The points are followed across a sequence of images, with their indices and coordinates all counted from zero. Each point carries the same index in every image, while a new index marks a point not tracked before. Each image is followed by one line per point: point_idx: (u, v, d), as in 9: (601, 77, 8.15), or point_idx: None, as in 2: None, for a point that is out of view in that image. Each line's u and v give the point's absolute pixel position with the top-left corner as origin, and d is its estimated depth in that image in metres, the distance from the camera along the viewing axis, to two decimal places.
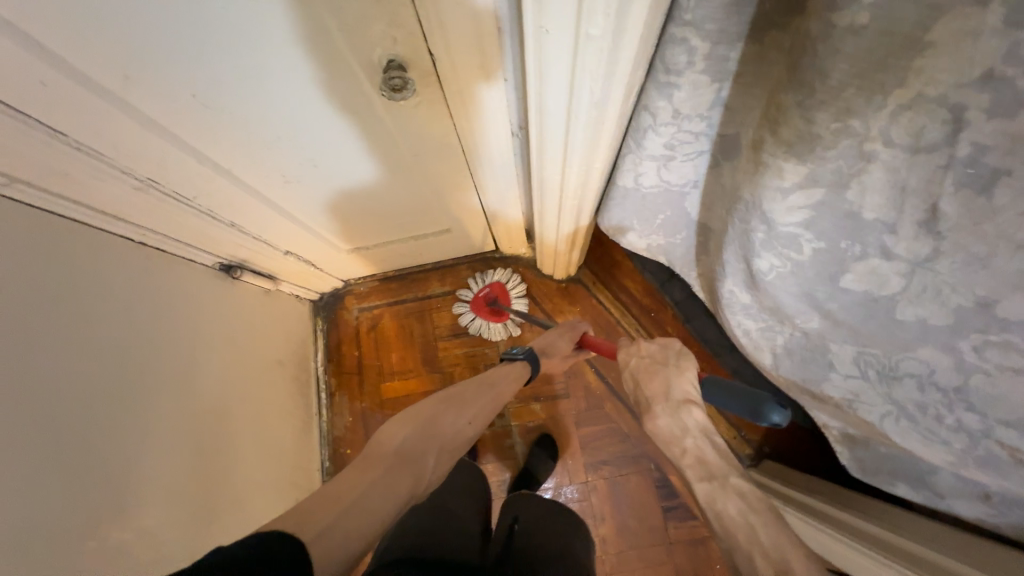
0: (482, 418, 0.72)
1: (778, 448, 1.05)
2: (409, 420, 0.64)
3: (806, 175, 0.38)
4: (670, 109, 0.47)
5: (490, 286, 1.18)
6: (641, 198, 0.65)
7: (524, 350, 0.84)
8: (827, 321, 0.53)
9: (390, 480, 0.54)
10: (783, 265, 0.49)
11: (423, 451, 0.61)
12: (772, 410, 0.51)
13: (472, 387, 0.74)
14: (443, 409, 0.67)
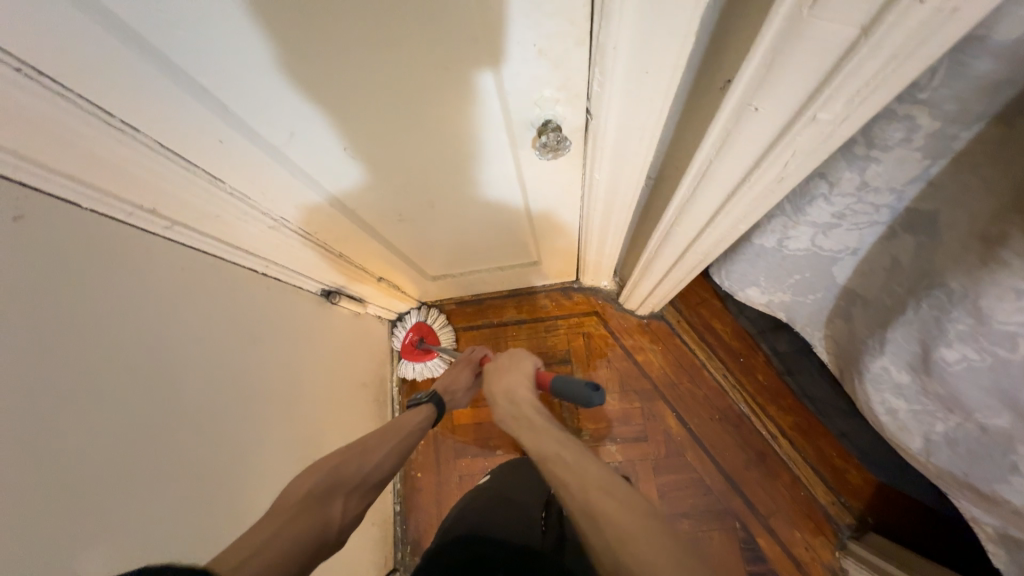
0: (393, 460, 0.71)
1: (885, 520, 0.95)
2: (314, 468, 0.62)
3: None
4: (857, 181, 0.43)
5: (412, 330, 1.16)
6: (779, 257, 0.60)
7: (427, 393, 0.85)
8: (1023, 423, 0.46)
9: (294, 526, 0.52)
10: (978, 361, 0.43)
11: (329, 495, 0.59)
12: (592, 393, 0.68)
13: (382, 432, 0.73)
14: (348, 452, 0.66)
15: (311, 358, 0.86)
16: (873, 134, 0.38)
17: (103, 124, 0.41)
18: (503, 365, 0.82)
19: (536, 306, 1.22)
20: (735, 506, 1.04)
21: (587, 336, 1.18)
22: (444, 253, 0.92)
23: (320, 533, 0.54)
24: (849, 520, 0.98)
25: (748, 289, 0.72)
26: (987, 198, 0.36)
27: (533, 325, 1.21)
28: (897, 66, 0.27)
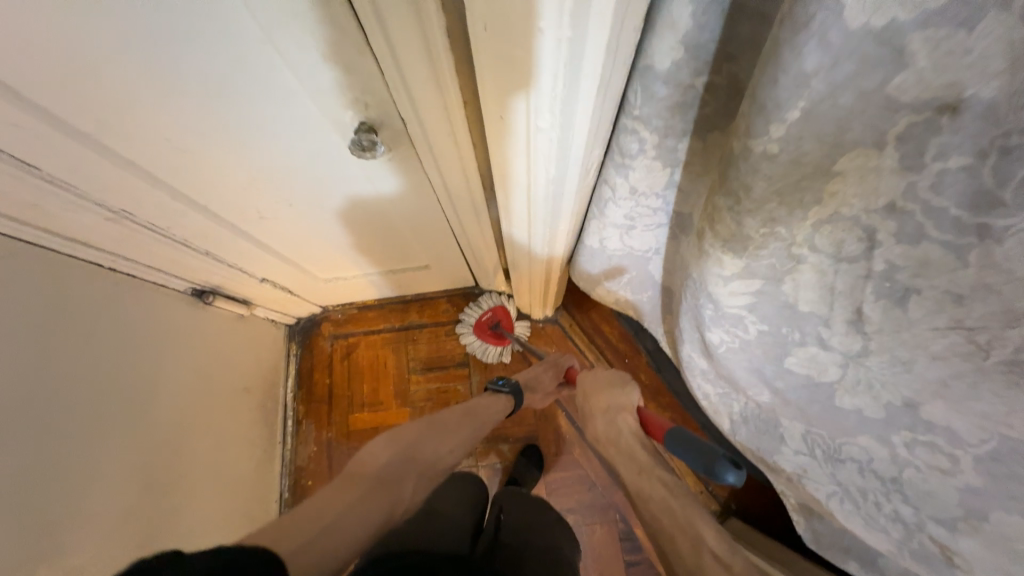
0: (463, 446, 0.76)
1: (744, 503, 1.03)
2: (396, 440, 0.68)
3: (744, 268, 0.40)
4: (628, 186, 0.49)
5: (493, 310, 1.18)
6: (608, 258, 0.67)
7: (510, 383, 0.86)
8: (777, 398, 0.54)
9: (371, 499, 0.58)
10: (733, 341, 0.50)
11: (404, 475, 0.65)
12: (726, 469, 0.52)
13: (458, 415, 0.78)
14: (426, 433, 0.71)
15: (180, 358, 0.83)
16: (621, 145, 0.44)
17: None
18: (603, 380, 0.78)
19: (438, 310, 1.25)
20: (618, 501, 1.09)
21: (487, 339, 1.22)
22: (326, 251, 0.92)
23: (388, 513, 0.59)
24: (715, 506, 1.07)
25: (599, 289, 0.78)
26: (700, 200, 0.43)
27: (435, 329, 1.23)
28: (573, 86, 0.34)
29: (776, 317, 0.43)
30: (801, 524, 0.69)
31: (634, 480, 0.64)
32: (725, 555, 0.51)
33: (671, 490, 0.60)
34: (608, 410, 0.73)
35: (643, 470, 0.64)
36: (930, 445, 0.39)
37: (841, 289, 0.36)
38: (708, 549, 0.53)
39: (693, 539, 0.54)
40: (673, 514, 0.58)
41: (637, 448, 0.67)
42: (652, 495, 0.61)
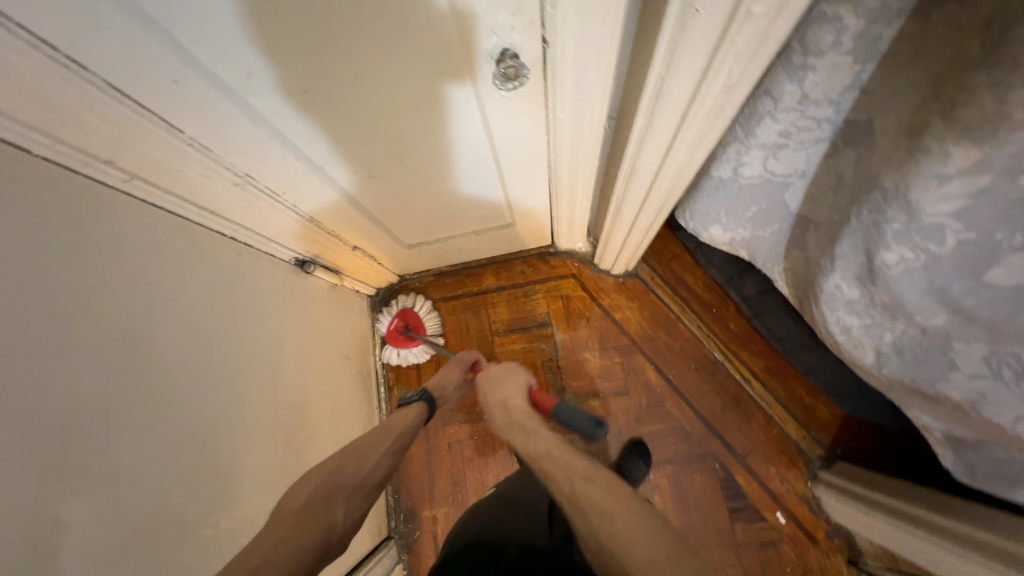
0: (388, 459, 0.73)
1: (850, 449, 1.02)
2: (309, 478, 0.65)
3: (976, 162, 0.35)
4: (798, 94, 0.47)
5: (397, 317, 1.17)
6: (737, 189, 0.63)
7: (419, 392, 0.87)
8: (956, 318, 0.50)
9: (296, 531, 0.56)
10: (915, 257, 0.47)
11: (329, 502, 0.62)
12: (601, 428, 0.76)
13: (385, 435, 0.75)
14: (342, 457, 0.69)
15: (290, 327, 0.85)
16: (808, 40, 0.43)
17: (77, 76, 0.42)
18: (498, 376, 0.87)
19: (513, 272, 1.24)
20: (715, 449, 1.08)
21: (565, 299, 1.21)
22: (416, 215, 0.92)
23: (322, 541, 0.57)
24: (819, 452, 1.04)
25: (711, 229, 0.75)
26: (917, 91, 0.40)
27: (512, 291, 1.23)
28: None
29: (991, 222, 0.39)
30: (949, 458, 0.67)
31: (524, 441, 0.71)
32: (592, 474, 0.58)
33: (552, 441, 0.68)
34: (502, 397, 0.82)
35: (527, 431, 0.73)
36: None
37: None
38: (577, 473, 0.58)
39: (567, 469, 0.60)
40: (553, 456, 0.64)
41: (525, 416, 0.77)
42: (537, 444, 0.69)
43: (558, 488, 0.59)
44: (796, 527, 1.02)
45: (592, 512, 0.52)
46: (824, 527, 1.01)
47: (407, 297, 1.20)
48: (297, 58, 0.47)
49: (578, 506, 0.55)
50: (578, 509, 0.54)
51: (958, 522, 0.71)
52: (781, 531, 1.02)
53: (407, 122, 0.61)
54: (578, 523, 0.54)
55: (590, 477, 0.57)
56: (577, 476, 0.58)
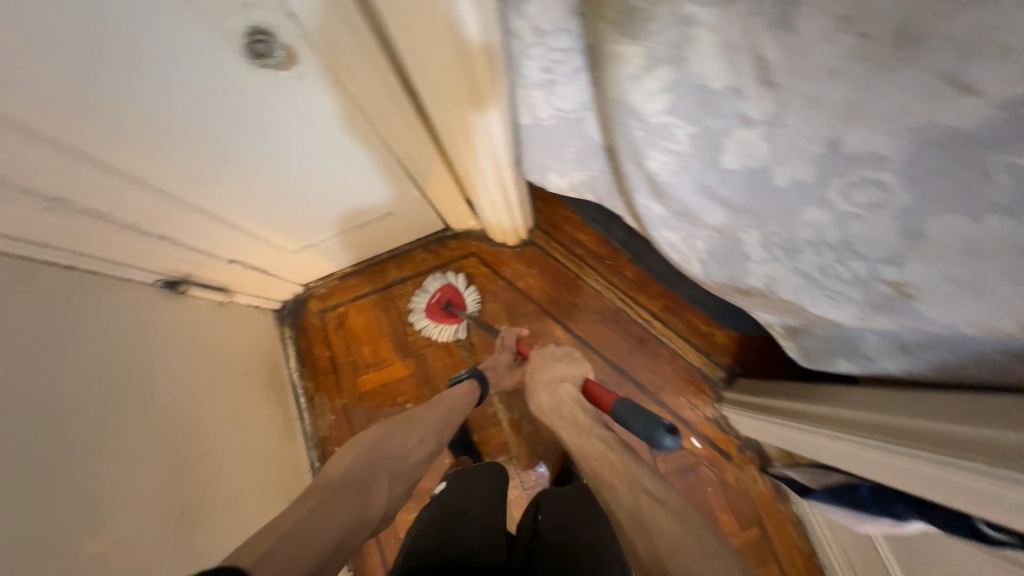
0: (431, 437, 0.77)
1: (748, 364, 1.08)
2: (356, 446, 0.70)
3: (647, 56, 0.42)
4: (531, 28, 0.50)
5: (440, 290, 1.19)
6: (544, 131, 0.67)
7: (472, 370, 0.94)
8: (727, 210, 0.54)
9: (343, 497, 0.59)
10: (669, 162, 0.51)
11: (373, 475, 0.66)
12: (665, 436, 0.67)
13: (433, 413, 0.81)
14: (394, 431, 0.74)
15: (179, 350, 0.86)
16: None
17: None
18: (547, 355, 0.87)
19: (416, 261, 1.25)
20: (628, 391, 1.13)
21: (469, 277, 1.23)
22: (282, 215, 0.92)
23: (362, 511, 0.59)
24: (721, 374, 1.10)
25: (550, 176, 0.78)
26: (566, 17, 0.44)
27: (417, 280, 1.24)
28: None
29: (695, 111, 0.44)
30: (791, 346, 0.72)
31: (575, 436, 0.72)
32: (662, 495, 0.58)
33: (608, 442, 0.68)
34: (552, 379, 0.82)
35: (581, 430, 0.72)
36: (862, 183, 0.39)
37: (736, 42, 0.36)
38: (645, 488, 0.59)
39: (631, 481, 0.60)
40: (612, 463, 0.64)
41: (576, 409, 0.75)
42: (590, 448, 0.68)
43: (616, 499, 0.59)
44: (711, 448, 1.08)
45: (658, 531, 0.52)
46: (735, 443, 1.08)
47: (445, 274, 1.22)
48: (74, 66, 0.49)
49: (635, 518, 0.55)
50: (638, 525, 0.54)
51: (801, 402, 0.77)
52: (699, 455, 1.08)
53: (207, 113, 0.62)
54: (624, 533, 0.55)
55: (658, 496, 0.57)
56: (646, 492, 0.58)
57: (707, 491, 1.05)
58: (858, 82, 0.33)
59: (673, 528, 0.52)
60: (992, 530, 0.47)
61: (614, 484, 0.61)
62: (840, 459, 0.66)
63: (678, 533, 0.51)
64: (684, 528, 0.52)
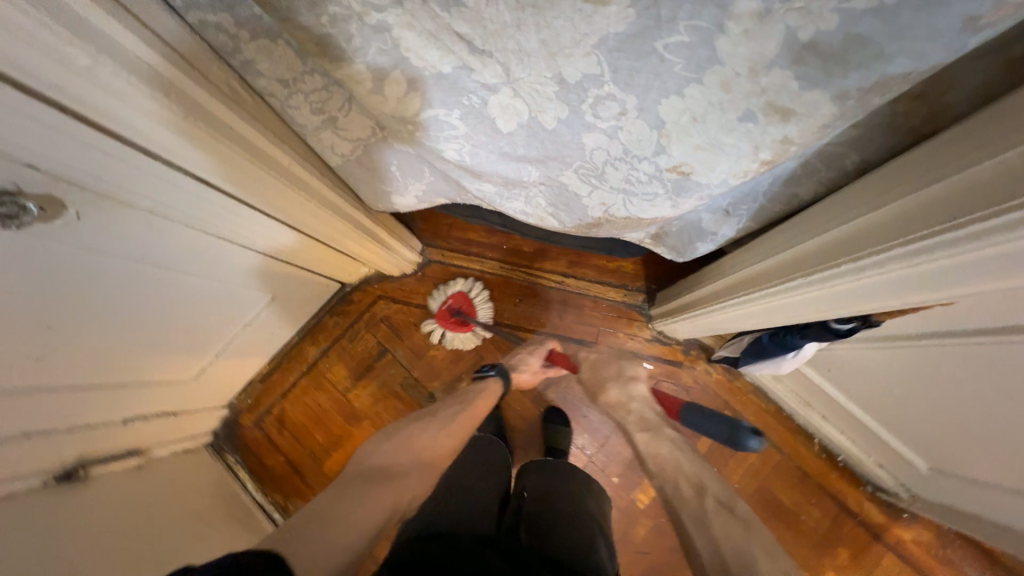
0: (456, 428, 0.79)
1: (659, 279, 1.16)
2: (389, 440, 0.73)
3: (372, 67, 0.44)
4: (277, 82, 0.53)
5: (454, 297, 1.18)
6: (359, 164, 0.68)
7: (495, 368, 0.92)
8: (537, 165, 0.58)
9: (373, 491, 0.63)
10: (463, 145, 0.54)
11: (405, 467, 0.69)
12: (751, 439, 0.71)
13: (455, 407, 0.81)
14: (416, 429, 0.75)
15: (109, 528, 0.78)
16: (220, 46, 0.49)
17: None
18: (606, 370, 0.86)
19: (328, 329, 1.22)
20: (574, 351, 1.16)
21: (386, 320, 1.21)
22: (164, 357, 0.85)
23: (385, 504, 0.62)
24: (642, 297, 1.17)
25: (394, 200, 0.78)
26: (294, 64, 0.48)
27: (337, 347, 1.21)
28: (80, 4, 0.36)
29: (447, 96, 0.47)
30: (663, 250, 0.77)
31: (643, 434, 0.76)
32: (726, 500, 0.66)
33: (679, 448, 0.73)
34: (623, 377, 0.85)
35: (652, 428, 0.76)
36: (604, 99, 0.43)
37: (430, 28, 0.39)
38: (710, 494, 0.67)
39: (694, 484, 0.68)
40: (679, 465, 0.71)
41: (643, 407, 0.80)
42: (664, 452, 0.73)
43: (682, 501, 0.67)
44: (663, 363, 1.13)
45: (719, 534, 0.61)
46: (680, 349, 1.13)
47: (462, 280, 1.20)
48: None
49: (701, 522, 0.63)
50: (701, 526, 0.62)
51: (699, 291, 0.83)
52: (655, 375, 1.13)
53: (24, 299, 0.54)
54: (686, 528, 0.64)
55: (724, 503, 0.65)
56: (711, 498, 0.66)
57: None
58: (537, 23, 0.37)
59: (738, 536, 0.60)
60: (841, 325, 0.57)
61: (678, 486, 0.68)
62: (737, 324, 0.73)
63: (738, 537, 0.60)
64: (749, 536, 0.60)
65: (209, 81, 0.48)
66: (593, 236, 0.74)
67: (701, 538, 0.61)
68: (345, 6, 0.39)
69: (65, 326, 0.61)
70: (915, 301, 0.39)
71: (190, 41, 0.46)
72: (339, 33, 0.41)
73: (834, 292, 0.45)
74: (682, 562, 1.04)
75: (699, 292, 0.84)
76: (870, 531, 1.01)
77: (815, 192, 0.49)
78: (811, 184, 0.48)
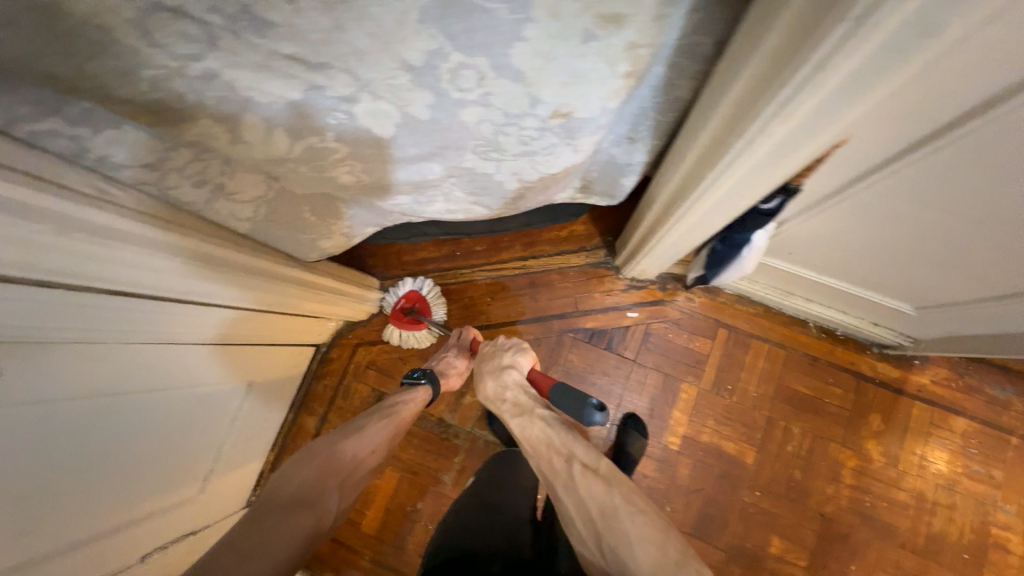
0: (384, 445, 0.76)
1: (613, 229, 1.16)
2: (307, 456, 0.67)
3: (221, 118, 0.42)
4: (142, 168, 0.51)
5: (406, 297, 1.15)
6: (269, 221, 0.66)
7: (425, 373, 0.89)
8: (434, 158, 0.57)
9: (290, 521, 0.59)
10: (354, 164, 0.53)
11: (321, 489, 0.65)
12: (594, 413, 0.68)
13: (388, 422, 0.77)
14: (342, 445, 0.71)
15: None
16: (63, 152, 0.48)
17: None
18: (491, 350, 0.81)
19: (319, 394, 1.19)
20: (558, 327, 1.16)
21: (371, 364, 1.20)
22: (157, 481, 0.82)
23: (305, 530, 0.59)
24: (604, 252, 1.17)
25: (322, 244, 0.76)
26: (112, 127, 0.46)
27: (333, 407, 1.18)
28: None
29: (313, 122, 0.46)
30: (595, 197, 0.77)
31: (517, 419, 0.70)
32: (593, 461, 0.62)
33: (550, 423, 0.67)
34: (501, 367, 0.77)
35: (524, 411, 0.70)
36: (463, 64, 0.43)
37: (257, 59, 0.38)
38: (577, 459, 0.63)
39: (564, 454, 0.64)
40: (550, 441, 0.66)
41: (519, 393, 0.73)
42: (535, 432, 0.68)
43: (555, 475, 0.64)
44: (645, 307, 1.14)
45: (586, 494, 0.60)
46: (657, 287, 1.14)
47: (412, 279, 1.17)
48: None
49: (569, 486, 0.62)
50: (573, 492, 0.61)
51: (644, 226, 0.84)
52: (642, 320, 1.13)
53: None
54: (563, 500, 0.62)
55: (590, 464, 0.62)
56: (578, 461, 0.62)
57: (670, 338, 1.11)
58: (355, 17, 0.36)
59: (598, 490, 0.60)
60: (771, 204, 0.58)
61: (550, 460, 0.65)
62: (688, 242, 0.74)
63: (601, 490, 0.60)
64: (609, 487, 0.60)
65: (73, 190, 0.47)
66: (523, 208, 0.75)
67: (573, 504, 0.60)
68: (160, 66, 0.37)
69: (41, 491, 0.58)
70: (809, 154, 0.40)
71: (35, 156, 0.45)
72: (167, 95, 0.40)
73: (746, 171, 0.45)
74: (735, 486, 1.02)
75: (645, 226, 0.84)
76: (893, 388, 1.02)
77: (693, 88, 0.49)
78: (686, 82, 0.48)
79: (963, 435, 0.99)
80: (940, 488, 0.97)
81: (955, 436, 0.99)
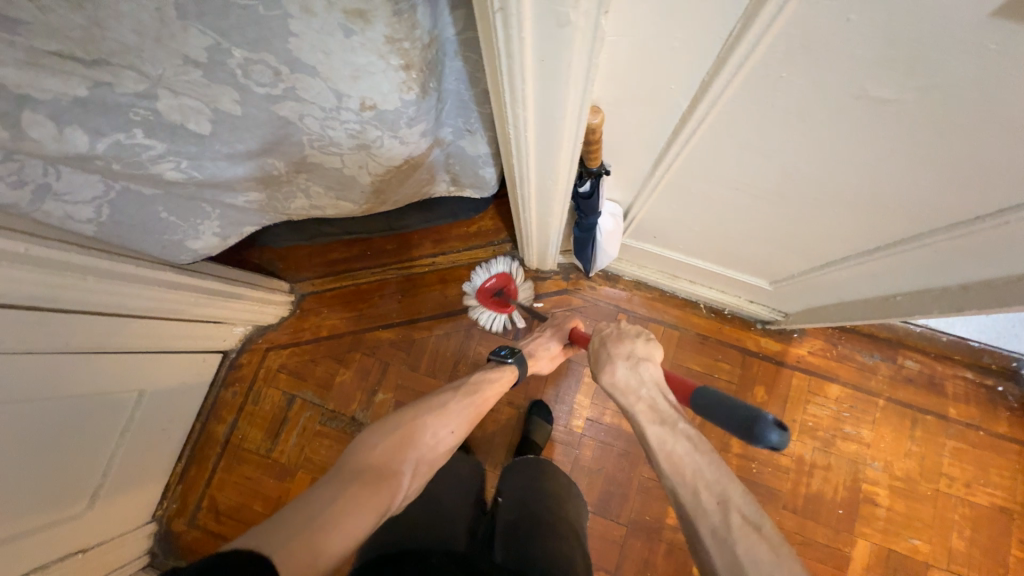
0: (463, 424, 0.71)
1: None
2: (388, 429, 0.63)
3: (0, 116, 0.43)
4: None
5: (496, 278, 1.14)
6: (119, 223, 0.65)
7: (514, 353, 0.83)
8: (269, 154, 0.59)
9: (373, 489, 0.54)
10: (178, 161, 0.53)
11: (400, 466, 0.60)
12: (769, 431, 0.49)
13: (467, 403, 0.73)
14: (429, 420, 0.67)
15: None
16: None
17: None
18: (615, 333, 0.70)
19: (229, 400, 1.17)
20: (468, 320, 1.19)
21: (283, 367, 1.19)
22: (41, 494, 0.79)
23: (381, 505, 0.54)
24: (511, 245, 1.20)
25: (193, 247, 0.75)
26: None
27: (244, 413, 1.17)
28: None
29: (110, 119, 0.46)
30: (466, 190, 0.80)
31: (652, 428, 0.57)
32: (748, 509, 0.50)
33: (694, 442, 0.55)
34: (632, 357, 0.65)
35: (665, 421, 0.57)
36: (252, 59, 0.44)
37: (21, 57, 0.39)
38: (733, 504, 0.51)
39: (717, 496, 0.51)
40: (698, 468, 0.53)
41: (654, 394, 0.61)
42: (679, 453, 0.55)
43: (700, 513, 0.51)
44: (552, 296, 1.17)
45: (748, 561, 0.46)
46: (561, 277, 1.18)
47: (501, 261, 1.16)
48: None
49: (723, 541, 0.48)
50: (727, 550, 0.48)
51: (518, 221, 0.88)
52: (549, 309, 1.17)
53: None
54: (706, 549, 0.49)
55: (751, 517, 0.49)
56: (736, 510, 0.50)
57: None
58: (111, 15, 0.38)
59: (766, 559, 0.46)
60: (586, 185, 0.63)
61: (699, 494, 0.52)
62: (552, 230, 0.77)
63: (765, 558, 0.46)
64: (775, 556, 0.47)
65: None
66: (390, 203, 0.77)
67: (721, 557, 0.48)
68: None
69: None
70: (576, 137, 0.44)
71: None
72: None
73: (537, 155, 0.48)
74: (633, 463, 1.08)
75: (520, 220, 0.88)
76: (775, 360, 1.09)
77: None
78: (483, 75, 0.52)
79: (838, 400, 1.07)
80: (818, 450, 1.05)
81: (830, 402, 1.07)
